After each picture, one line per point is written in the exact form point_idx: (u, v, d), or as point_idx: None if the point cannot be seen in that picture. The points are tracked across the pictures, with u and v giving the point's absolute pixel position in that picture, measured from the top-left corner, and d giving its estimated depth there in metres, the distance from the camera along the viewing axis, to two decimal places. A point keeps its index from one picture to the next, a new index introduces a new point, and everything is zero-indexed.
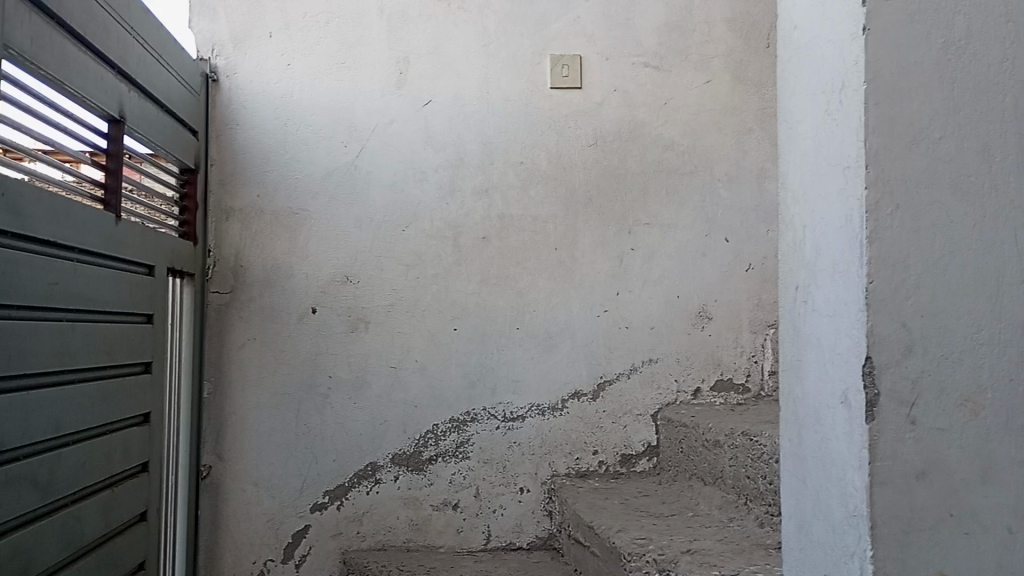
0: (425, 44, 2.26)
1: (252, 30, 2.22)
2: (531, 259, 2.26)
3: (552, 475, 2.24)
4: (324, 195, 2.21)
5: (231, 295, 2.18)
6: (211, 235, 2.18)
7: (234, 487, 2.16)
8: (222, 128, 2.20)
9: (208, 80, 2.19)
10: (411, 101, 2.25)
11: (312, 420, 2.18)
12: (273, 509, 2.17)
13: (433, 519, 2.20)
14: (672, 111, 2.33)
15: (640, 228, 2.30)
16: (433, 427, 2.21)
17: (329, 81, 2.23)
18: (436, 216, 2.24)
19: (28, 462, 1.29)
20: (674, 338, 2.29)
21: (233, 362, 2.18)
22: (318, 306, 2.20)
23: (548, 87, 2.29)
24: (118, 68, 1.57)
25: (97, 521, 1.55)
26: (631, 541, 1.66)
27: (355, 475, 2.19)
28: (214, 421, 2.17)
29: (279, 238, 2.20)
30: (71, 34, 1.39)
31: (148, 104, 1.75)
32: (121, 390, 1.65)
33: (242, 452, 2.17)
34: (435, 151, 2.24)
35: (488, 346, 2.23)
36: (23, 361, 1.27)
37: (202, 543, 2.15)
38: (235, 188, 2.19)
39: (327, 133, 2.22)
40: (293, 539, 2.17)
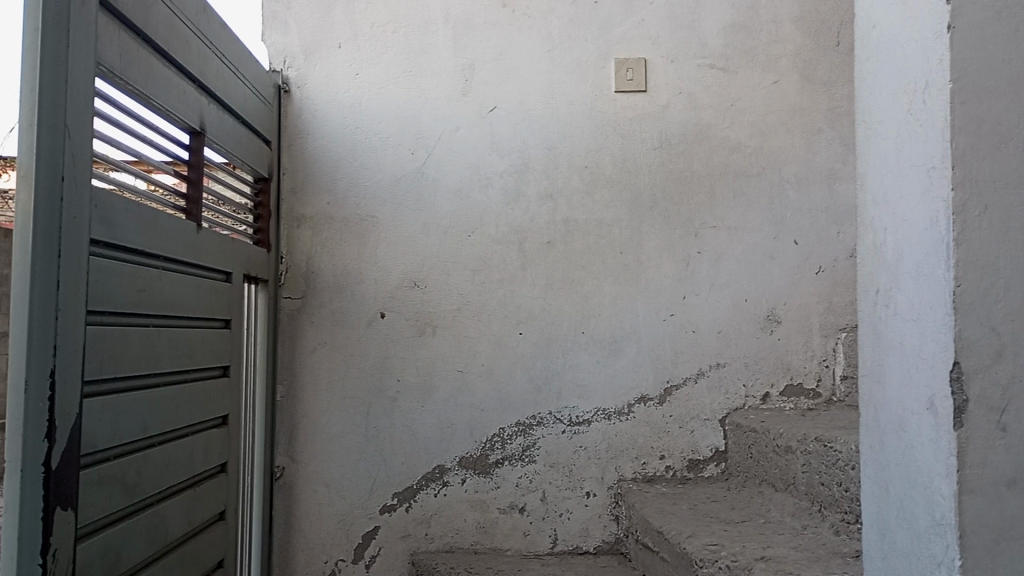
0: (490, 51, 2.28)
1: (322, 41, 2.27)
2: (597, 263, 2.26)
3: (619, 479, 2.23)
4: (392, 202, 2.25)
5: (302, 300, 2.23)
6: (283, 241, 2.24)
7: (306, 488, 2.21)
8: (294, 137, 2.26)
9: (280, 90, 2.25)
10: (477, 107, 2.27)
11: (381, 423, 2.22)
12: (344, 510, 2.21)
13: (500, 522, 2.22)
14: (739, 113, 2.31)
15: (707, 231, 2.28)
16: (500, 430, 2.23)
17: (396, 89, 2.27)
18: (501, 221, 2.25)
19: (118, 462, 1.34)
20: (742, 341, 2.27)
21: (305, 366, 2.23)
22: (386, 311, 2.24)
23: (613, 91, 2.29)
24: (198, 82, 1.62)
25: (180, 519, 1.60)
26: (702, 547, 1.65)
27: (423, 477, 2.22)
28: (286, 423, 2.22)
29: (348, 244, 2.24)
30: (157, 50, 1.44)
31: (226, 116, 1.80)
32: (202, 393, 1.70)
33: (314, 454, 2.22)
34: (500, 156, 2.26)
35: (554, 350, 2.24)
36: (114, 365, 1.32)
37: (276, 542, 2.20)
38: (306, 196, 2.25)
39: (395, 141, 2.26)
40: (363, 540, 2.21)
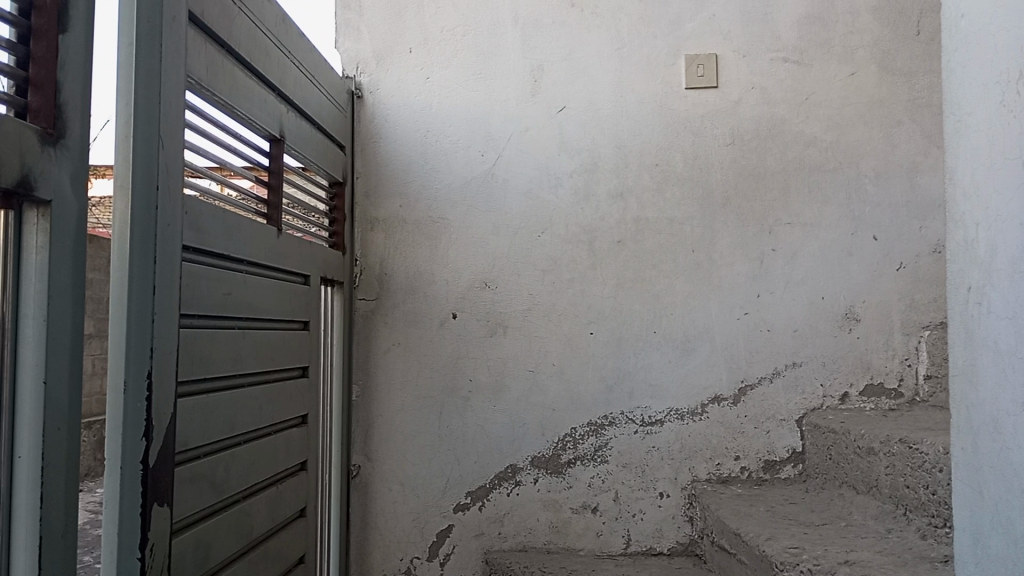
0: (558, 51, 2.29)
1: (394, 46, 2.31)
2: (668, 261, 2.24)
3: (692, 480, 2.21)
4: (463, 204, 2.27)
5: (376, 302, 2.27)
6: (357, 244, 2.28)
7: (381, 486, 2.25)
8: (367, 141, 2.30)
9: (353, 96, 2.29)
10: (546, 108, 2.27)
11: (454, 423, 2.25)
12: (418, 508, 2.24)
13: (573, 522, 2.22)
14: (814, 106, 2.26)
15: (782, 228, 2.24)
16: (572, 430, 2.23)
17: (466, 92, 2.29)
18: (571, 221, 2.25)
19: (208, 460, 1.39)
20: (819, 341, 2.22)
21: (379, 366, 2.27)
22: (458, 312, 2.26)
23: (683, 87, 2.27)
24: (278, 90, 1.67)
25: (265, 516, 1.65)
26: (782, 550, 1.62)
27: (495, 477, 2.24)
28: (362, 423, 2.26)
29: (420, 246, 2.28)
30: (240, 61, 1.49)
31: (303, 122, 1.85)
32: (283, 393, 1.75)
33: (389, 453, 2.25)
34: (569, 156, 2.26)
35: (626, 350, 2.23)
36: (203, 366, 1.37)
37: (353, 539, 2.25)
38: (379, 199, 2.29)
39: (465, 143, 2.28)
40: (437, 538, 2.24)
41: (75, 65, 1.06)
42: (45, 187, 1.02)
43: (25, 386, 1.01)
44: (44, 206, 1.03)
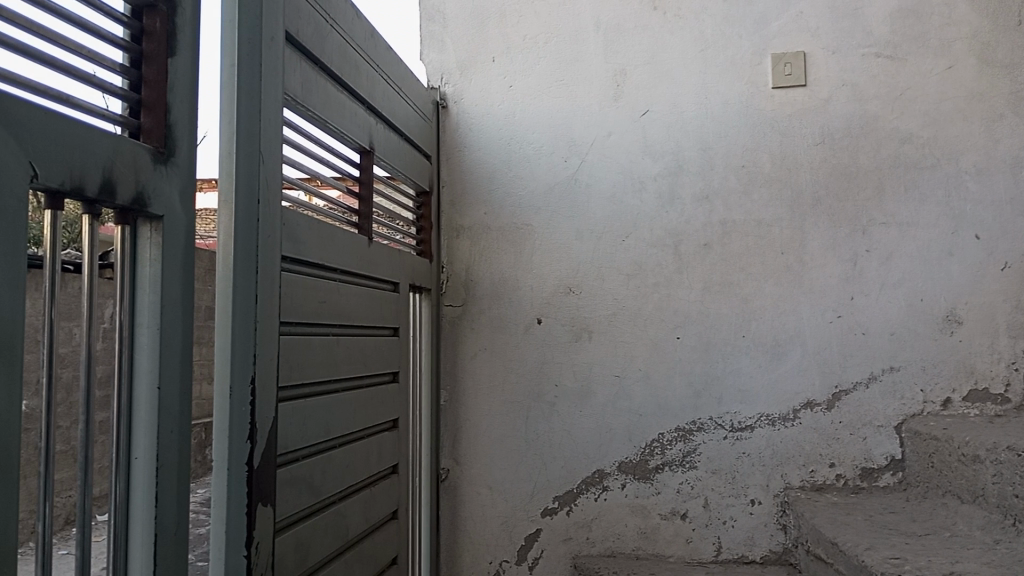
0: (641, 55, 2.28)
1: (477, 56, 2.34)
2: (757, 264, 2.20)
3: (785, 487, 2.16)
4: (548, 209, 2.29)
5: (463, 308, 2.31)
6: (443, 252, 2.32)
7: (469, 490, 2.28)
8: (452, 150, 2.34)
9: (439, 106, 2.34)
10: (629, 112, 2.27)
11: (541, 428, 2.26)
12: (507, 512, 2.26)
13: (662, 528, 2.20)
14: (909, 102, 2.18)
15: (876, 228, 2.17)
16: (659, 435, 2.21)
17: (549, 99, 2.30)
18: (656, 225, 2.24)
19: (306, 463, 1.44)
20: (918, 344, 2.14)
21: (466, 371, 2.30)
22: (543, 317, 2.28)
23: (770, 87, 2.22)
24: (367, 104, 1.72)
25: (359, 518, 1.69)
26: (883, 560, 1.57)
27: (583, 482, 2.24)
28: (450, 427, 2.30)
29: (505, 253, 2.30)
30: (332, 77, 1.54)
31: (391, 134, 1.90)
32: (375, 398, 1.79)
33: (477, 457, 2.28)
34: (653, 160, 2.25)
35: (714, 354, 2.20)
36: (301, 372, 1.42)
37: (443, 542, 2.28)
38: (464, 207, 2.32)
39: (548, 149, 2.29)
40: (526, 542, 2.25)
41: (183, 86, 1.12)
42: (158, 203, 1.08)
43: (141, 391, 1.07)
44: (156, 220, 1.09)
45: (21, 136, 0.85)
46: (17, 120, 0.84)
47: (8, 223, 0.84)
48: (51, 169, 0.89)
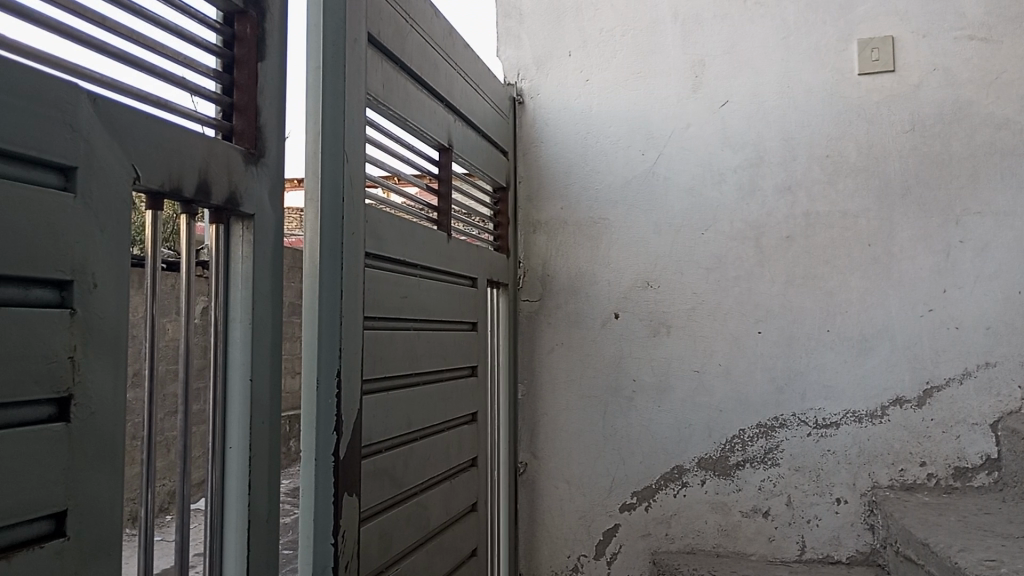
0: (720, 45, 2.24)
1: (553, 51, 2.35)
2: (842, 256, 2.14)
3: (872, 486, 2.09)
4: (624, 203, 2.27)
5: (540, 303, 2.32)
6: (520, 247, 2.34)
7: (548, 484, 2.29)
8: (528, 145, 2.35)
9: (515, 102, 2.35)
10: (708, 103, 2.23)
11: (619, 422, 2.25)
12: (584, 507, 2.27)
13: (743, 526, 2.17)
14: (1005, 85, 2.09)
15: (970, 218, 2.08)
16: (740, 432, 2.18)
17: (626, 91, 2.29)
18: (736, 218, 2.20)
19: (388, 455, 1.47)
20: (1015, 338, 2.05)
21: (544, 365, 2.31)
22: (621, 311, 2.27)
23: (856, 74, 2.16)
24: (446, 102, 1.74)
25: (440, 509, 1.72)
26: (977, 562, 1.51)
27: (661, 477, 2.22)
28: (528, 421, 2.31)
29: (582, 247, 2.30)
30: (411, 76, 1.57)
31: (468, 130, 1.92)
32: (454, 392, 1.82)
33: (555, 451, 2.29)
34: (733, 151, 2.21)
35: (797, 349, 2.15)
36: (383, 366, 1.45)
37: (521, 534, 2.30)
38: (541, 202, 2.33)
39: (625, 143, 2.28)
40: (604, 537, 2.25)
41: (271, 88, 1.16)
42: (249, 203, 1.12)
43: (235, 383, 1.11)
44: (248, 219, 1.13)
45: (124, 141, 0.89)
46: (120, 125, 0.89)
47: (114, 224, 0.88)
48: (151, 171, 0.93)
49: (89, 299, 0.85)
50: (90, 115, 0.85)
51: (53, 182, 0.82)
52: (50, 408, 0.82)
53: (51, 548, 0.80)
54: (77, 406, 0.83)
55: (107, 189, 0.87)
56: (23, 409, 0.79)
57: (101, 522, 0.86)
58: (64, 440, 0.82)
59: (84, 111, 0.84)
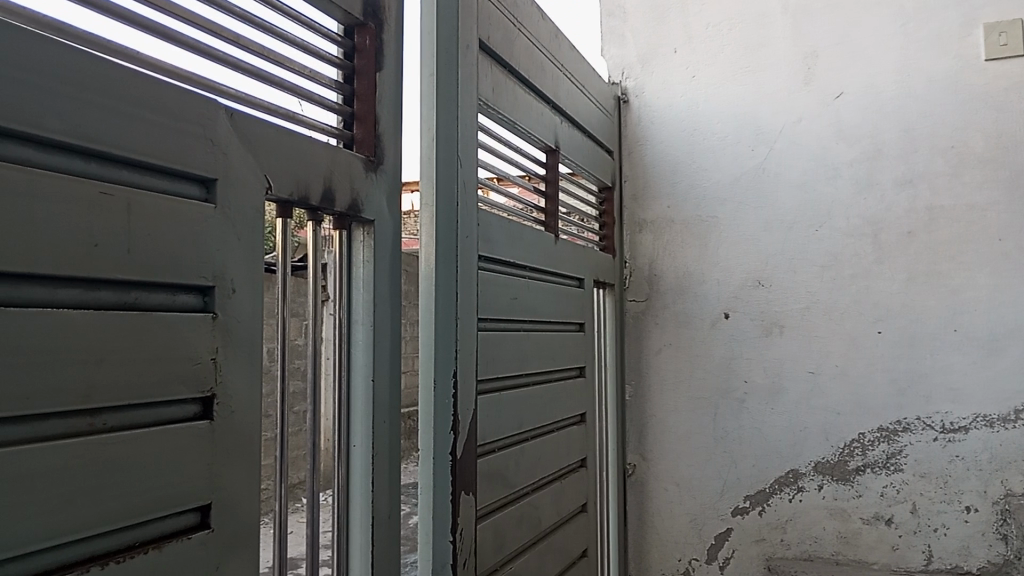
0: (834, 34, 2.16)
1: (659, 48, 2.33)
2: (969, 251, 2.03)
3: (1006, 494, 1.98)
4: (733, 201, 2.23)
5: (647, 303, 2.30)
6: (626, 247, 2.32)
7: (657, 486, 2.28)
8: (633, 144, 2.34)
9: (620, 102, 2.34)
10: (821, 95, 2.16)
11: (730, 425, 2.21)
12: (695, 510, 2.24)
13: (864, 533, 2.09)
14: None
15: None
16: (859, 435, 2.10)
17: (734, 87, 2.24)
18: (852, 214, 2.12)
19: (501, 454, 1.49)
20: None
21: (652, 366, 2.29)
22: (730, 311, 2.22)
23: (982, 60, 2.04)
24: (552, 104, 1.75)
25: (551, 509, 1.73)
26: None
27: (775, 481, 2.16)
28: (636, 421, 2.30)
29: (689, 246, 2.27)
30: (519, 79, 1.58)
31: (574, 131, 1.92)
32: (563, 392, 1.82)
33: (664, 452, 2.27)
34: (849, 144, 2.13)
35: (920, 350, 2.05)
36: (495, 366, 1.47)
37: (631, 536, 2.29)
38: (647, 201, 2.31)
39: (734, 139, 2.23)
40: (716, 541, 2.21)
41: (389, 97, 1.20)
42: (370, 209, 1.16)
43: (358, 382, 1.15)
44: (368, 225, 1.17)
45: (258, 153, 0.94)
46: (254, 137, 0.93)
47: (249, 232, 0.93)
48: (281, 180, 0.97)
49: (228, 303, 0.90)
50: (227, 129, 0.90)
51: (195, 194, 0.86)
52: (195, 407, 0.86)
53: (196, 539, 0.85)
54: (219, 405, 0.88)
55: (241, 198, 0.91)
56: (171, 408, 0.83)
57: (240, 514, 0.91)
58: (207, 437, 0.87)
59: (220, 124, 0.89)
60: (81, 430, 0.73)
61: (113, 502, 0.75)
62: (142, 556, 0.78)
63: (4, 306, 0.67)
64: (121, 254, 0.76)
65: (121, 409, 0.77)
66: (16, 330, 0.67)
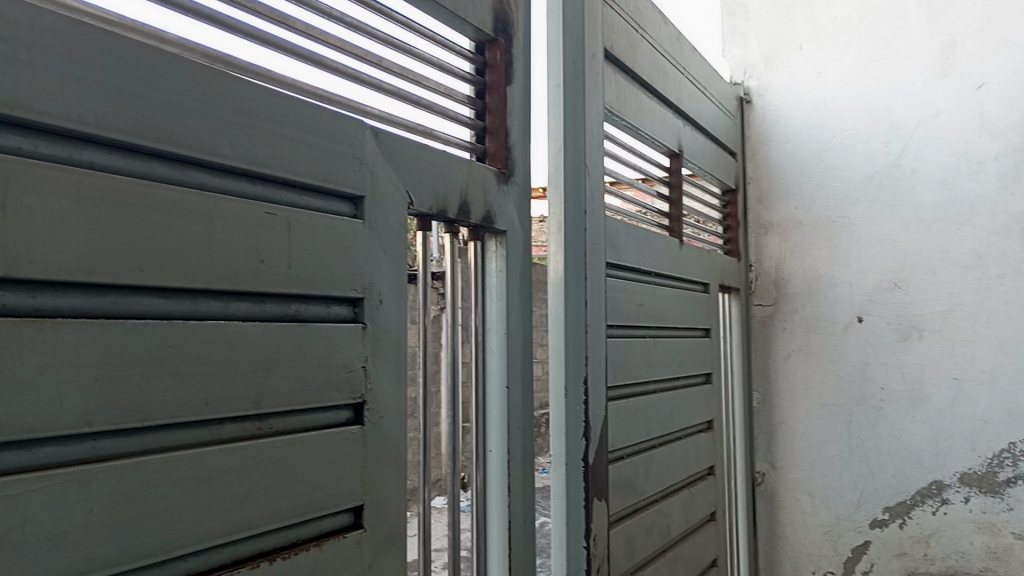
0: (975, 22, 2.04)
1: (783, 46, 2.27)
2: None
3: None
4: (866, 201, 2.14)
5: (774, 307, 2.25)
6: (752, 250, 2.28)
7: (789, 495, 2.22)
8: (757, 146, 2.29)
9: (743, 102, 2.31)
10: (961, 87, 2.05)
11: (866, 433, 2.13)
12: (830, 521, 2.17)
13: (1016, 550, 1.96)
14: None
15: None
16: (1010, 445, 1.97)
17: (865, 81, 2.16)
18: (999, 210, 1.99)
19: (630, 461, 1.49)
20: None
21: (781, 372, 2.24)
22: (865, 315, 2.14)
23: None
24: (676, 108, 1.74)
25: (682, 517, 1.71)
26: None
27: (917, 493, 2.06)
28: (766, 428, 2.26)
29: (819, 248, 2.20)
30: (642, 85, 1.58)
31: (697, 134, 1.91)
32: (691, 399, 1.81)
33: (796, 461, 2.22)
34: (993, 137, 2.01)
35: None
36: (623, 372, 1.47)
37: (762, 546, 2.25)
38: (773, 203, 2.26)
39: (866, 136, 2.15)
40: (853, 554, 2.14)
41: (519, 110, 1.22)
42: (502, 220, 1.18)
43: (493, 389, 1.18)
44: (500, 236, 1.19)
45: (401, 170, 0.98)
46: (398, 155, 0.98)
47: (394, 246, 0.97)
48: (422, 195, 1.02)
49: (376, 313, 0.94)
50: (374, 148, 0.94)
51: (345, 211, 0.91)
52: (348, 412, 0.91)
53: (352, 539, 0.89)
54: (370, 410, 0.93)
55: (387, 214, 0.96)
56: (329, 412, 0.88)
57: (391, 516, 0.95)
58: (360, 442, 0.91)
59: (368, 145, 0.93)
60: (252, 434, 0.79)
61: (280, 502, 0.81)
62: (306, 553, 0.83)
63: (187, 320, 0.72)
64: (284, 270, 0.82)
65: (285, 414, 0.83)
66: (197, 342, 0.73)
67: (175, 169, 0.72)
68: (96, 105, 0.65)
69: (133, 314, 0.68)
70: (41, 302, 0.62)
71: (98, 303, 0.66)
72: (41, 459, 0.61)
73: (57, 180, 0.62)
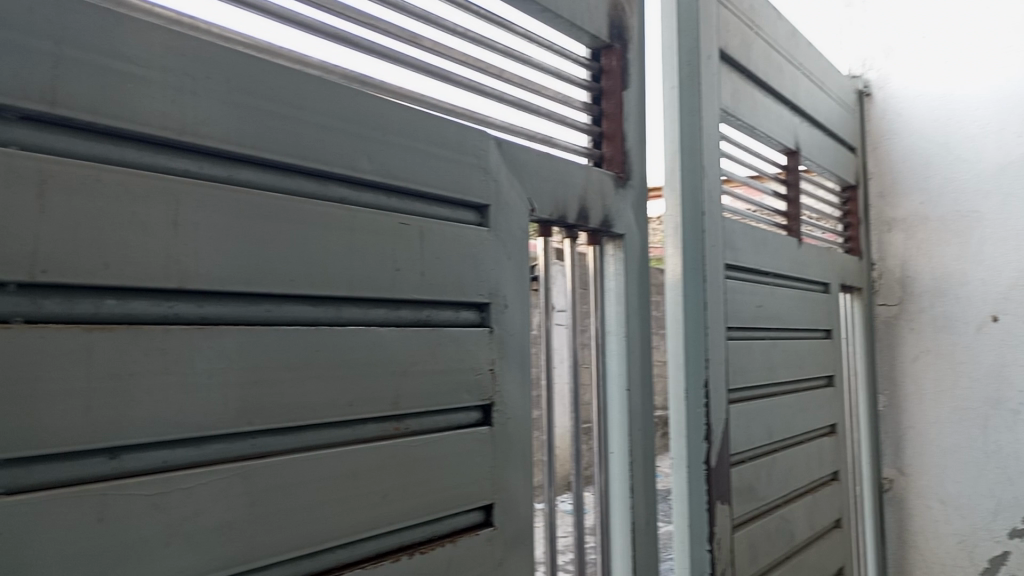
0: None
1: (905, 35, 2.19)
2: None
3: None
4: (999, 193, 2.03)
5: (899, 307, 2.17)
6: (874, 248, 2.21)
7: (919, 502, 2.14)
8: (878, 140, 2.22)
9: (862, 96, 2.24)
10: None
11: (1004, 438, 2.01)
12: (965, 530, 2.07)
13: None
14: None
15: None
16: None
17: (996, 67, 2.05)
18: None
19: (752, 465, 1.47)
20: None
21: (909, 375, 2.15)
22: (1000, 314, 2.02)
23: None
24: (791, 105, 1.71)
25: (806, 524, 1.67)
26: None
27: None
28: (893, 432, 2.18)
29: (948, 245, 2.10)
30: (757, 83, 1.56)
31: (815, 131, 1.86)
32: (814, 402, 1.76)
33: (926, 467, 2.13)
34: None
35: None
36: (743, 375, 1.46)
37: (891, 554, 2.17)
38: (896, 199, 2.18)
39: (997, 126, 2.04)
40: (990, 565, 2.03)
41: (635, 114, 1.23)
42: (619, 224, 1.19)
43: (613, 391, 1.19)
44: (618, 239, 1.20)
45: (523, 178, 1.01)
46: (520, 162, 1.00)
47: (517, 252, 1.00)
48: (543, 202, 1.04)
49: (501, 317, 0.97)
50: (497, 158, 0.97)
51: (471, 219, 0.94)
52: (477, 414, 0.94)
53: (484, 536, 0.92)
54: (498, 412, 0.96)
55: (511, 220, 0.99)
56: (460, 414, 0.92)
57: (519, 515, 0.98)
58: (489, 442, 0.94)
59: (491, 154, 0.96)
60: (391, 433, 0.83)
61: (418, 499, 0.84)
62: (443, 549, 0.87)
63: (332, 326, 0.77)
64: (417, 277, 0.86)
65: (421, 415, 0.87)
66: (341, 347, 0.77)
67: (320, 185, 0.77)
68: (251, 128, 0.70)
69: (284, 321, 0.73)
70: (208, 310, 0.67)
71: (254, 311, 0.71)
72: (208, 454, 0.66)
73: (220, 197, 0.67)
